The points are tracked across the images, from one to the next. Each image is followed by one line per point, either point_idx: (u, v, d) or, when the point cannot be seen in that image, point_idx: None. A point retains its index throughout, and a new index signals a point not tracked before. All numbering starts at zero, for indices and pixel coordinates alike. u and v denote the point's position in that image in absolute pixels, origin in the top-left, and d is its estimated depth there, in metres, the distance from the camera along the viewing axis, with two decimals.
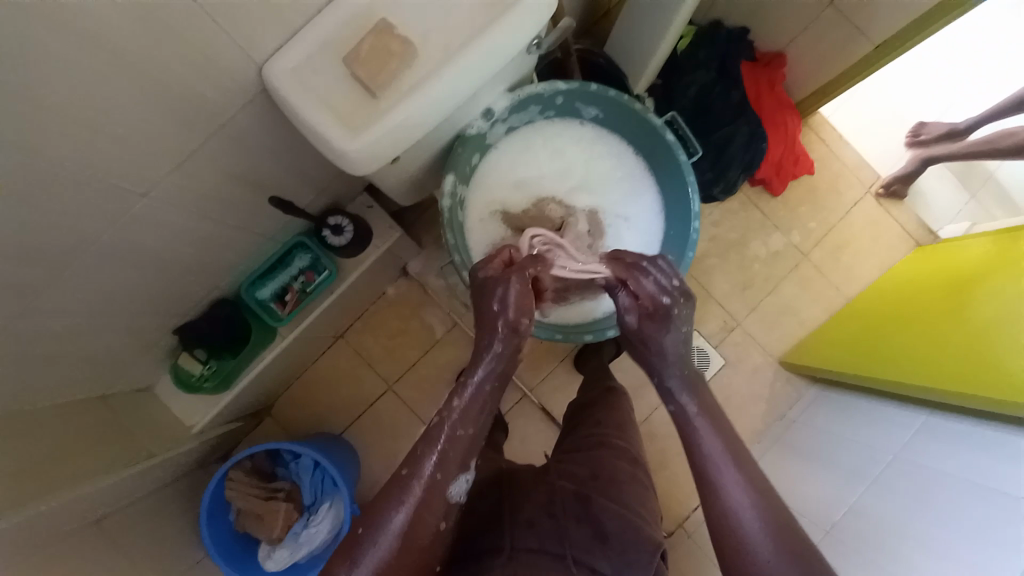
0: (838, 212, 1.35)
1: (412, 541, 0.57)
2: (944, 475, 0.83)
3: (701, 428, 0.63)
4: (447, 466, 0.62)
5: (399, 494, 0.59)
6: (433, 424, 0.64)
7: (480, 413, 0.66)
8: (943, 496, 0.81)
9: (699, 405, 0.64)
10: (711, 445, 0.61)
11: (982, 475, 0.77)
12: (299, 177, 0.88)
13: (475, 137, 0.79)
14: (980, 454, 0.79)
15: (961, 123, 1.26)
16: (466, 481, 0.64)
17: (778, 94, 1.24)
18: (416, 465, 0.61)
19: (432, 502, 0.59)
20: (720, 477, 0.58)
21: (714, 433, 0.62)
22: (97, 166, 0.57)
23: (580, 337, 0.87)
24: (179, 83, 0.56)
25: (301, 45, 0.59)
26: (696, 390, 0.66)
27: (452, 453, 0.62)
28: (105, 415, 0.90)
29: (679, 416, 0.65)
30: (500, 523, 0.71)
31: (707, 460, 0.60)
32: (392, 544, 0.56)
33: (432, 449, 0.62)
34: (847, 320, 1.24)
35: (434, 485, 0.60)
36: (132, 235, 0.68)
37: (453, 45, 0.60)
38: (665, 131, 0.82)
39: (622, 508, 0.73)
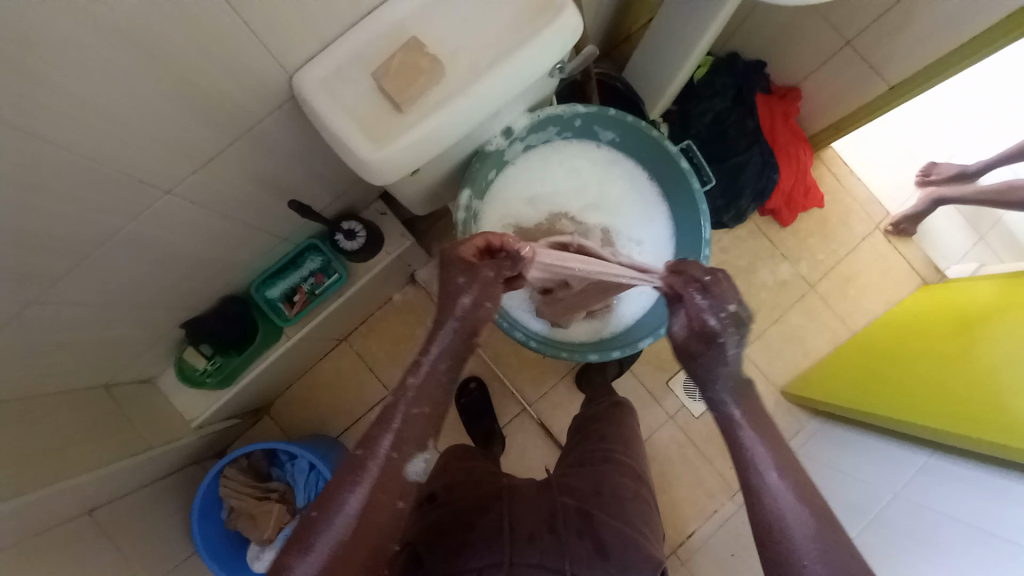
0: (846, 246, 1.36)
1: (367, 524, 0.54)
2: (944, 516, 0.82)
3: (746, 436, 0.62)
4: (402, 445, 0.58)
5: (353, 477, 0.56)
6: (388, 405, 0.61)
7: (441, 389, 0.62)
8: (945, 538, 0.80)
9: (745, 412, 0.63)
10: (758, 451, 0.60)
11: (981, 519, 0.76)
12: (317, 181, 0.90)
13: (494, 154, 0.80)
14: (980, 497, 0.79)
15: (972, 166, 1.26)
16: (427, 459, 0.60)
17: (792, 126, 1.25)
18: (369, 446, 0.58)
19: (388, 484, 0.57)
20: (768, 480, 0.58)
21: (760, 439, 0.61)
22: (126, 161, 0.58)
23: (584, 355, 0.88)
24: (211, 86, 0.58)
25: (333, 57, 0.61)
26: (743, 399, 0.65)
27: (409, 433, 0.59)
28: (106, 404, 0.90)
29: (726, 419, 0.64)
30: (500, 536, 0.70)
31: (755, 468, 0.59)
32: (346, 526, 0.54)
33: (388, 429, 0.59)
34: (852, 353, 1.24)
35: (390, 465, 0.57)
36: (150, 229, 0.69)
37: (479, 64, 0.62)
38: (680, 159, 0.83)
39: (623, 525, 0.74)
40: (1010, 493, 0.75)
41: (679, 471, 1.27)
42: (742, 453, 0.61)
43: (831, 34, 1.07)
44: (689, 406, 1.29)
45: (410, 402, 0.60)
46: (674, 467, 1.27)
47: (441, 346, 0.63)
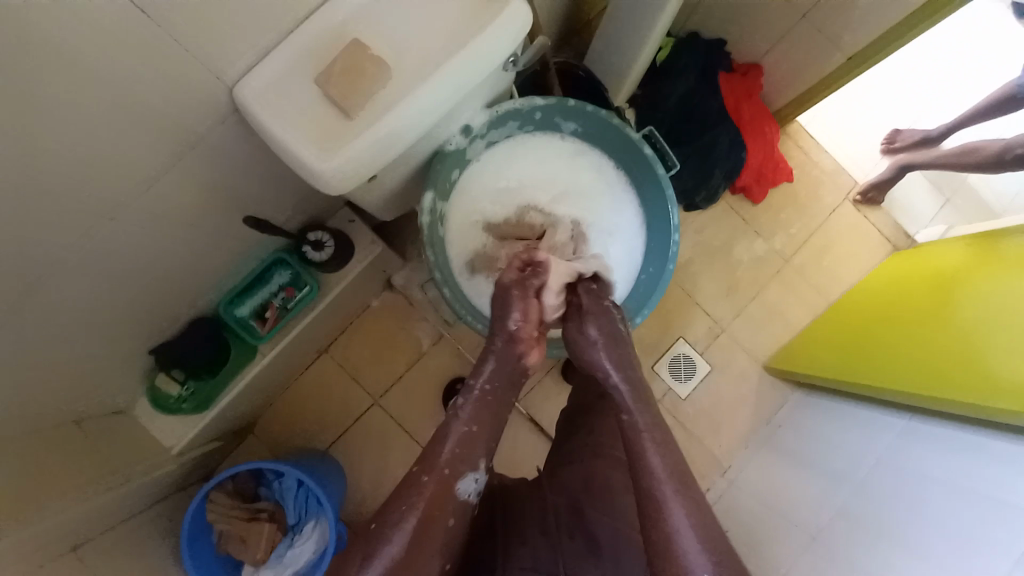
0: (818, 217, 1.37)
1: (422, 539, 0.58)
2: (928, 479, 0.84)
3: (647, 442, 0.66)
4: (457, 461, 0.64)
5: (411, 494, 0.61)
6: (442, 426, 0.67)
7: (490, 414, 0.69)
8: (929, 500, 0.82)
9: (649, 423, 0.68)
10: (654, 462, 0.64)
11: (965, 478, 0.78)
12: (276, 193, 0.87)
13: (454, 153, 0.78)
14: (962, 457, 0.81)
15: (934, 131, 1.30)
16: (476, 480, 0.65)
17: (756, 103, 1.25)
18: (427, 464, 0.63)
19: (441, 500, 0.61)
20: (664, 495, 0.62)
21: (660, 451, 0.65)
22: (66, 190, 0.56)
23: (564, 351, 0.87)
24: (148, 105, 0.55)
25: (272, 65, 0.58)
26: (646, 406, 0.70)
27: (463, 451, 0.65)
28: (79, 440, 0.86)
29: (627, 429, 0.69)
30: (494, 541, 0.71)
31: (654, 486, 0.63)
32: (403, 539, 0.57)
33: (444, 445, 0.65)
34: (830, 323, 1.26)
35: (445, 484, 0.62)
36: (101, 257, 0.66)
37: (427, 64, 0.60)
38: (643, 146, 0.83)
39: (615, 520, 0.73)
40: (993, 450, 0.77)
41: None
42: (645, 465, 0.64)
43: (786, 12, 1.08)
44: (675, 388, 1.30)
45: (463, 421, 0.67)
46: None
47: (489, 373, 0.71)
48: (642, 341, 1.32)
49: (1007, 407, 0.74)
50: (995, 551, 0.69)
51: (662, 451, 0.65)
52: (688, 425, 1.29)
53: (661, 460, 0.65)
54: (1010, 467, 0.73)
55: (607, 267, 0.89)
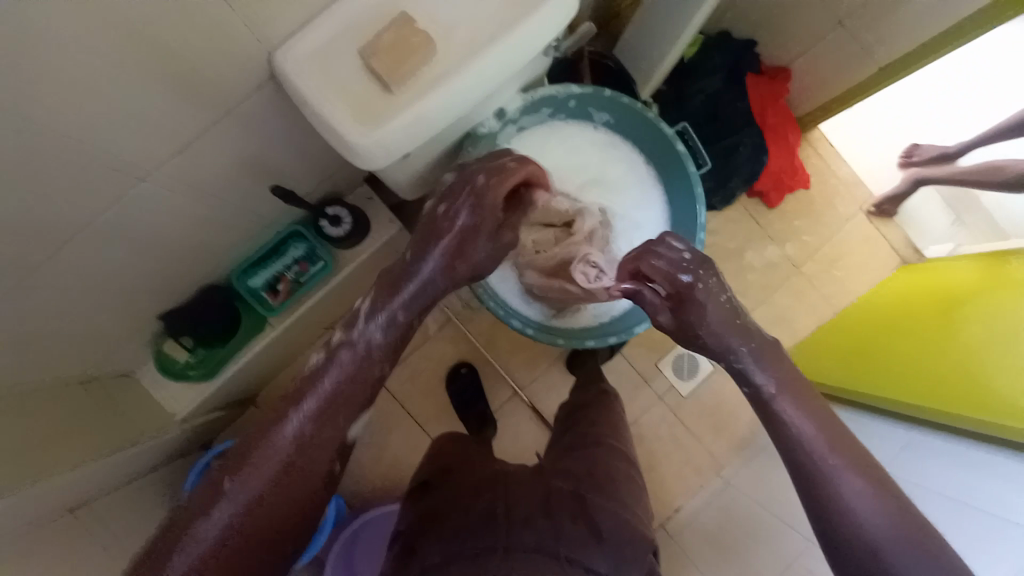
0: (832, 226, 1.38)
1: (282, 485, 0.52)
2: (931, 490, 0.85)
3: (786, 409, 0.59)
4: (338, 408, 0.57)
5: (270, 429, 0.54)
6: (321, 363, 0.60)
7: (382, 357, 0.63)
8: (940, 511, 0.83)
9: (779, 376, 0.61)
10: (806, 428, 0.57)
11: (968, 491, 0.80)
12: (301, 166, 0.85)
13: (486, 137, 0.77)
14: (968, 471, 0.81)
15: (952, 147, 1.29)
16: (364, 424, 0.61)
17: (782, 108, 1.25)
18: (295, 399, 0.56)
19: (314, 443, 0.55)
20: (834, 465, 0.54)
21: (800, 408, 0.59)
22: (95, 146, 0.54)
23: (582, 341, 0.88)
24: (186, 65, 0.53)
25: (316, 36, 0.57)
26: (772, 364, 0.62)
27: (349, 394, 0.59)
28: (87, 398, 0.86)
29: (760, 403, 0.61)
30: (497, 522, 0.69)
31: (810, 459, 0.56)
32: (256, 485, 0.51)
33: (323, 383, 0.58)
34: (836, 333, 1.27)
35: (316, 429, 0.55)
36: (124, 218, 0.65)
37: (474, 43, 0.58)
38: (676, 141, 0.82)
39: (618, 507, 0.74)
40: (992, 465, 0.78)
41: (667, 449, 1.30)
42: (789, 436, 0.58)
43: (824, 15, 1.06)
44: (678, 386, 1.32)
45: (347, 362, 0.60)
46: (662, 445, 1.30)
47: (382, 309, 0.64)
48: (649, 338, 1.33)
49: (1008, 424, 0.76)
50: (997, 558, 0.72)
51: (807, 409, 0.59)
52: (688, 423, 1.31)
53: (806, 427, 0.57)
54: (1009, 484, 0.75)
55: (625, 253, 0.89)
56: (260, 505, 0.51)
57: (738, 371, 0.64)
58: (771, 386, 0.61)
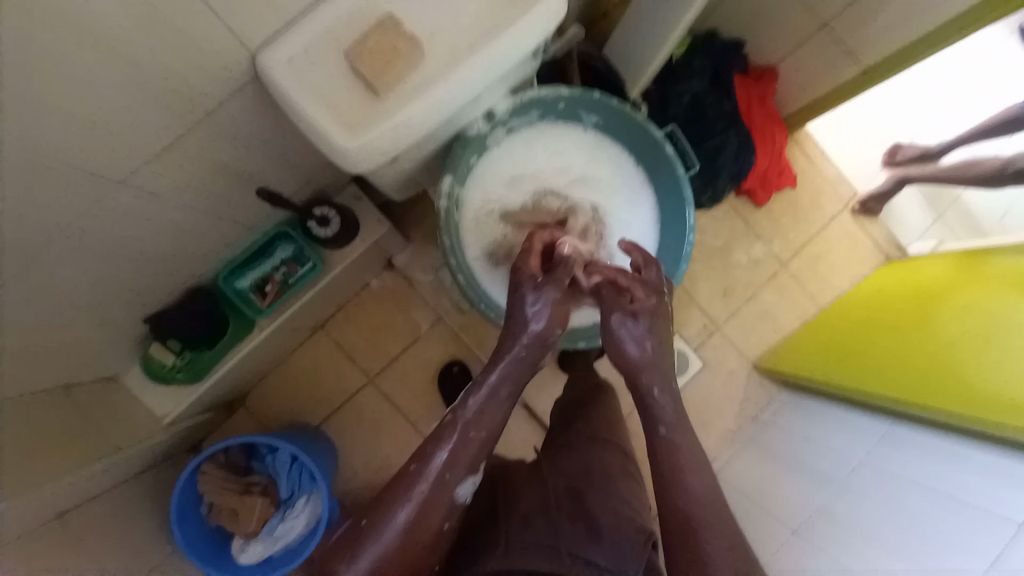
0: (817, 224, 1.40)
1: (410, 541, 0.56)
2: (916, 486, 0.86)
3: (687, 461, 0.62)
4: (459, 468, 0.61)
5: (404, 491, 0.58)
6: (446, 422, 0.63)
7: (494, 411, 0.65)
8: (921, 508, 0.83)
9: (688, 442, 0.64)
10: (694, 487, 0.59)
11: (954, 487, 0.81)
12: (286, 167, 0.84)
13: (475, 139, 0.77)
14: (948, 467, 0.83)
15: (934, 147, 1.31)
16: (474, 483, 0.62)
17: (769, 108, 1.26)
18: (424, 461, 0.60)
19: (437, 502, 0.58)
20: (698, 523, 0.57)
21: (698, 475, 0.60)
22: (73, 152, 0.53)
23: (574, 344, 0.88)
24: (165, 67, 0.53)
25: (299, 36, 0.56)
26: (681, 422, 0.66)
27: (461, 452, 0.61)
28: (71, 407, 0.84)
29: (661, 445, 0.64)
30: (497, 521, 0.71)
31: (687, 515, 0.57)
32: (392, 541, 0.56)
33: (443, 443, 0.61)
34: (820, 328, 1.29)
35: (436, 489, 0.59)
36: (107, 223, 0.64)
37: (462, 46, 0.58)
38: (665, 144, 0.82)
39: (615, 503, 0.74)
40: (969, 459, 0.81)
41: None
42: (676, 490, 0.60)
43: (806, 19, 1.09)
44: None
45: (468, 428, 0.62)
46: None
47: (501, 372, 0.67)
48: None
49: (988, 419, 0.78)
50: (972, 556, 0.74)
51: (703, 475, 0.61)
52: None
53: (699, 485, 0.60)
54: (993, 480, 0.76)
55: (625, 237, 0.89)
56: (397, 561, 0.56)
57: (648, 407, 0.68)
58: (664, 428, 0.66)
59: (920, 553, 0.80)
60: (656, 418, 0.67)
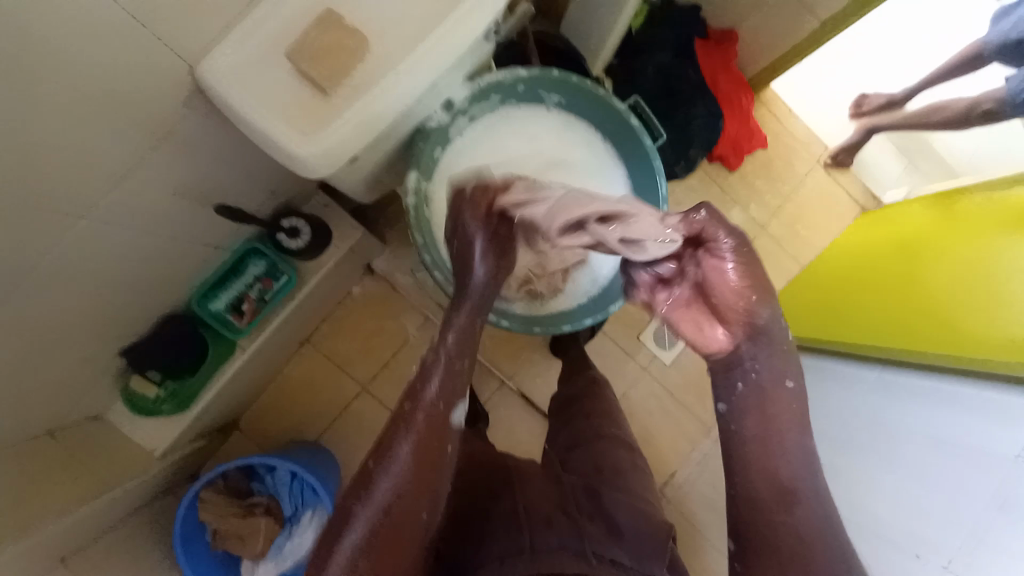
0: (791, 183, 1.40)
1: (393, 522, 0.52)
2: (913, 433, 0.87)
3: (785, 427, 0.54)
4: (447, 394, 0.59)
5: (402, 425, 0.56)
6: (426, 362, 0.61)
7: (458, 383, 0.61)
8: (924, 457, 0.84)
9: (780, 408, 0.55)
10: (793, 454, 0.53)
11: (942, 430, 0.83)
12: (246, 182, 0.81)
13: (436, 131, 0.76)
14: (948, 411, 0.83)
15: (899, 92, 1.32)
16: (466, 408, 0.61)
17: (732, 71, 1.26)
18: (416, 396, 0.58)
19: (436, 430, 0.57)
20: (797, 497, 0.51)
21: (797, 436, 0.54)
22: (26, 192, 0.50)
23: (557, 328, 0.87)
24: (106, 91, 0.50)
25: (239, 41, 0.53)
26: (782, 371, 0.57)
27: (450, 383, 0.60)
28: (59, 452, 0.81)
29: (748, 403, 0.56)
30: (518, 522, 0.66)
31: (785, 480, 0.52)
32: (401, 474, 0.53)
33: (413, 415, 0.57)
34: (806, 285, 1.29)
35: (416, 470, 0.54)
36: (67, 261, 0.61)
37: (410, 35, 0.56)
38: (629, 116, 0.83)
39: (630, 497, 0.76)
40: (957, 398, 0.82)
41: (657, 419, 1.32)
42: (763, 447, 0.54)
43: None
44: (660, 358, 1.34)
45: (445, 355, 0.61)
46: (653, 416, 1.32)
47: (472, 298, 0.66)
48: (627, 313, 1.34)
49: (976, 358, 0.80)
50: (975, 496, 0.75)
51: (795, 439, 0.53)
52: (676, 392, 1.34)
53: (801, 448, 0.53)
54: (981, 416, 0.78)
55: None
56: (406, 493, 0.53)
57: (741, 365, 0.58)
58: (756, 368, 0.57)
59: (941, 505, 0.79)
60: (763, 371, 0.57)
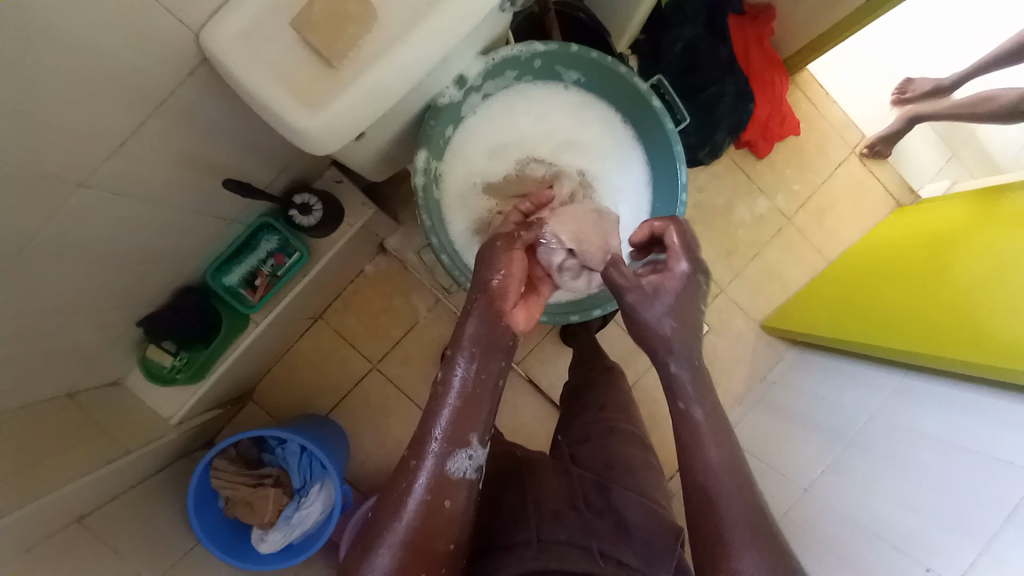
0: (822, 172, 1.33)
1: (422, 532, 0.53)
2: (931, 440, 0.84)
3: (705, 439, 0.55)
4: (481, 367, 0.59)
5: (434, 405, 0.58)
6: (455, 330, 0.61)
7: (482, 392, 0.59)
8: (937, 465, 0.81)
9: (709, 417, 0.57)
10: (710, 463, 0.54)
11: (960, 438, 0.80)
12: (255, 155, 0.81)
13: (448, 108, 0.73)
14: (974, 421, 0.79)
15: (947, 80, 1.23)
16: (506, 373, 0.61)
17: (767, 51, 1.19)
18: (446, 372, 0.59)
19: (472, 405, 0.58)
20: (716, 494, 0.53)
21: (717, 447, 0.55)
22: (26, 156, 0.51)
23: (565, 317, 0.85)
24: (103, 55, 0.49)
25: (243, 7, 0.51)
26: (704, 392, 0.57)
27: (488, 356, 0.59)
28: (75, 414, 0.85)
29: (680, 420, 0.57)
30: (524, 513, 0.66)
31: (703, 486, 0.54)
32: (438, 456, 0.55)
33: (437, 422, 0.57)
34: (832, 281, 1.23)
35: (442, 477, 0.55)
36: (75, 228, 0.62)
37: (419, 4, 0.53)
38: (651, 97, 0.78)
39: (641, 495, 0.73)
40: (988, 408, 0.78)
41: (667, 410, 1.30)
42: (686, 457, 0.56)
43: None
44: None
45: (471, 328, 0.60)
46: (662, 407, 1.30)
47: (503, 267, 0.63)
48: None
49: (1001, 365, 0.76)
50: (986, 507, 0.72)
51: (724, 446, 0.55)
52: None
53: (719, 456, 0.55)
54: (1009, 428, 0.74)
55: (615, 204, 0.85)
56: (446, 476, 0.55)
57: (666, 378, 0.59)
58: (686, 402, 0.57)
59: (950, 511, 0.76)
60: (673, 389, 0.58)
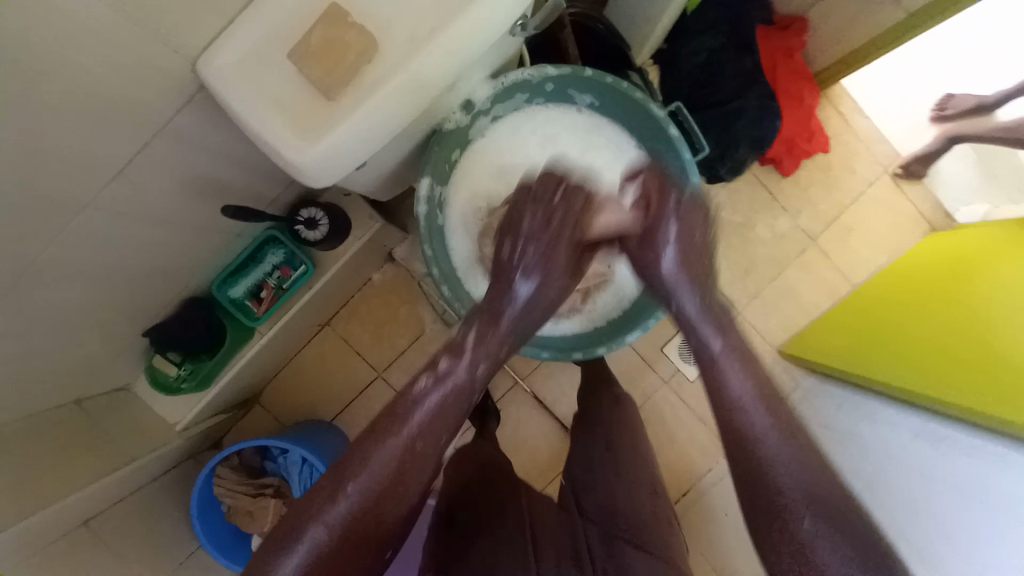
0: (850, 192, 1.26)
1: (362, 521, 0.55)
2: (937, 473, 0.82)
3: (728, 369, 0.63)
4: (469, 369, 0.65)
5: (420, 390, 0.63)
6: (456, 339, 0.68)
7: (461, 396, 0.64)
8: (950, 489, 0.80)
9: (729, 348, 0.64)
10: (744, 400, 0.60)
11: (966, 469, 0.78)
12: (260, 173, 0.80)
13: (454, 132, 0.70)
14: (970, 457, 0.78)
15: (990, 96, 1.14)
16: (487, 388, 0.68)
17: (796, 65, 1.13)
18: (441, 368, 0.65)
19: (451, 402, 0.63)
20: (756, 436, 0.58)
21: (738, 379, 0.62)
22: (20, 184, 0.51)
23: (569, 354, 0.82)
24: (99, 84, 0.50)
25: (243, 38, 0.50)
26: (729, 332, 0.65)
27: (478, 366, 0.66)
28: (83, 420, 0.86)
29: (709, 359, 0.64)
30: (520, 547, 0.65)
31: (749, 431, 0.59)
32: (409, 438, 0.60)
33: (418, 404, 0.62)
34: (852, 307, 1.18)
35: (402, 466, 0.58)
36: (73, 248, 0.62)
37: (423, 34, 0.51)
38: (669, 125, 0.73)
39: (654, 545, 0.71)
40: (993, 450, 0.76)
41: (674, 432, 1.27)
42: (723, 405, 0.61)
43: None
44: (684, 370, 1.27)
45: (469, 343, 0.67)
46: (669, 428, 1.27)
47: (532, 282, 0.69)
48: None
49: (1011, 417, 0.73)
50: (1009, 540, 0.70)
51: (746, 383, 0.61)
52: (696, 406, 1.27)
53: (744, 386, 0.61)
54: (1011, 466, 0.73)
55: None
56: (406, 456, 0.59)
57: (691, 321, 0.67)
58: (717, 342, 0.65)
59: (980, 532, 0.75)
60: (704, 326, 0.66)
